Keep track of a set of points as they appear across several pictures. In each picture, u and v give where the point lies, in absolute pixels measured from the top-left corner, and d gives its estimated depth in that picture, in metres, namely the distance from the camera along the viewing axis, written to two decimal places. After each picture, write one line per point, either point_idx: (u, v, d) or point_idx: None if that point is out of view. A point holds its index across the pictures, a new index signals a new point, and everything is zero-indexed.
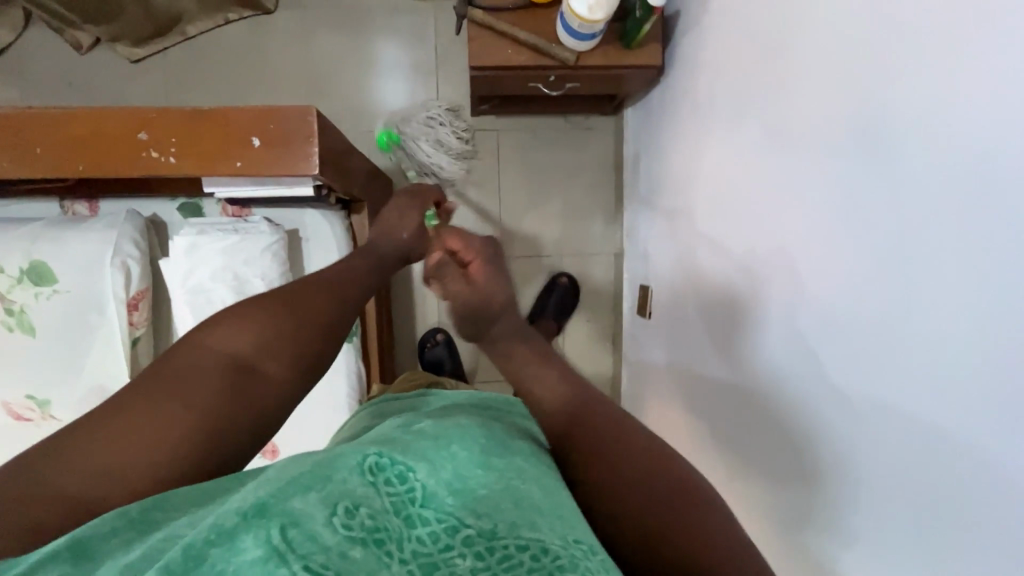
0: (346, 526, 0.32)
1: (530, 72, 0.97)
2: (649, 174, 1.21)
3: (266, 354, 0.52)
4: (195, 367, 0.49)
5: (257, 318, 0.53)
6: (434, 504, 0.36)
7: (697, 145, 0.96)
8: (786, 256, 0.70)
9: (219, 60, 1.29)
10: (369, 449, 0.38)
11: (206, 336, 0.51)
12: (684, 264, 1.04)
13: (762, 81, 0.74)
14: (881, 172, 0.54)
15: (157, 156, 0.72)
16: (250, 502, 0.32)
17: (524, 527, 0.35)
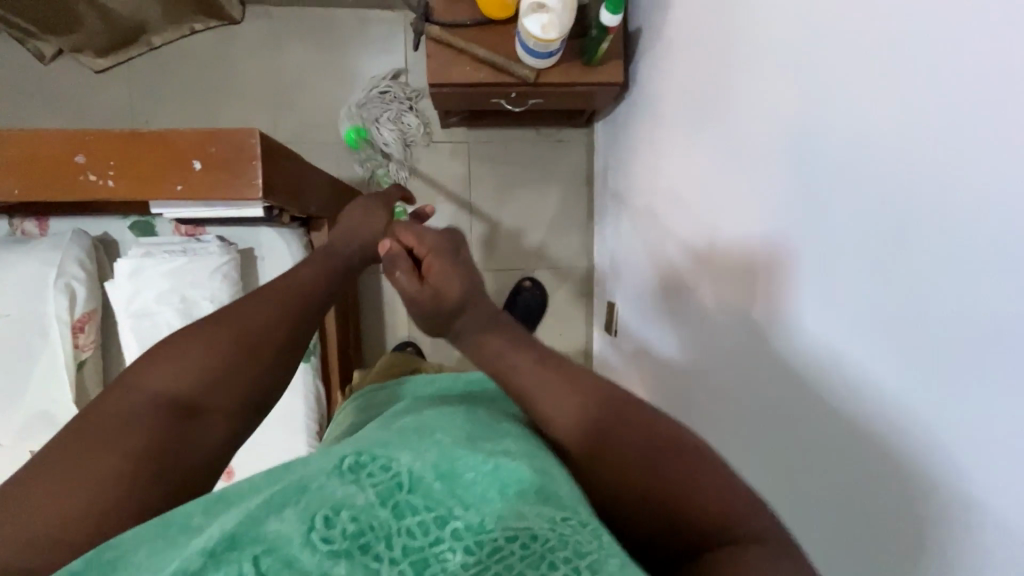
0: (325, 540, 0.30)
1: (491, 89, 0.96)
2: (616, 190, 1.19)
3: (210, 393, 0.43)
4: (121, 417, 0.40)
5: (194, 352, 0.44)
6: (421, 490, 0.35)
7: (658, 164, 0.95)
8: (741, 286, 0.69)
9: (185, 70, 1.27)
10: (346, 453, 0.38)
11: (135, 377, 0.42)
12: (647, 284, 1.02)
13: (716, 105, 0.73)
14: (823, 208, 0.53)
15: (95, 180, 0.71)
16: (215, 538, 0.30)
17: (511, 518, 0.33)
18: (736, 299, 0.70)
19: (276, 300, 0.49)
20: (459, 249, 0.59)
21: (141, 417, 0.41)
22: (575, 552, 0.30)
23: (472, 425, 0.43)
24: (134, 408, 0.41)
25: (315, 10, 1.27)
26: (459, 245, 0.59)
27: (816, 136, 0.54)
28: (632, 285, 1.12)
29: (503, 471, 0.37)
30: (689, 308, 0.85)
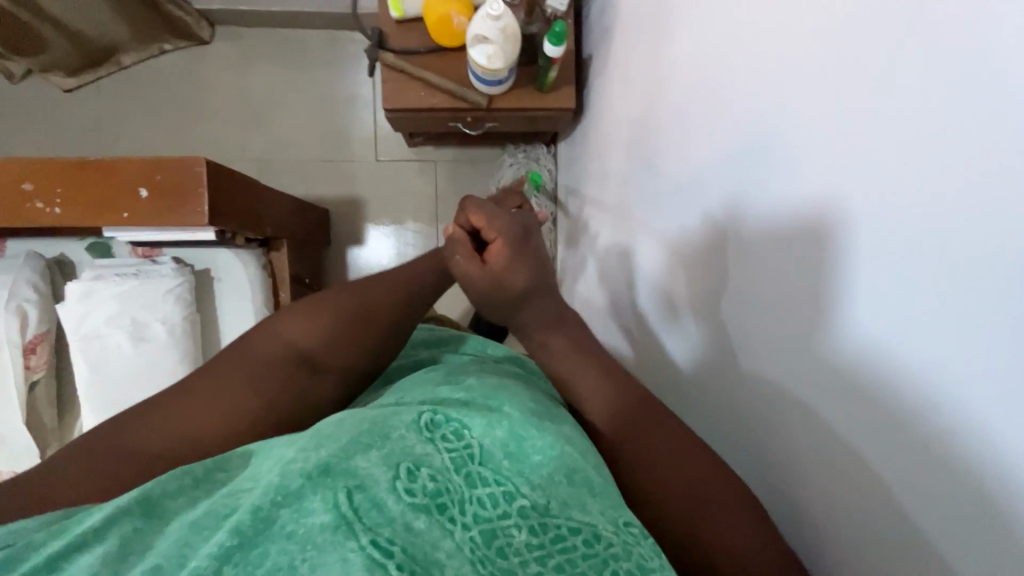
0: (409, 494, 0.38)
1: (445, 113, 0.97)
2: (576, 209, 1.21)
3: (333, 349, 0.58)
4: (269, 354, 0.56)
5: (327, 314, 0.58)
6: (490, 466, 0.42)
7: (608, 188, 0.96)
8: (675, 319, 0.70)
9: (155, 89, 1.29)
10: (424, 409, 0.46)
11: (284, 325, 0.58)
12: (603, 304, 1.04)
13: (653, 134, 0.75)
14: (733, 248, 0.55)
15: (41, 207, 0.72)
16: (315, 463, 0.38)
17: (574, 508, 0.40)
18: (671, 326, 0.71)
19: (388, 282, 0.62)
20: (530, 238, 0.53)
21: (278, 360, 0.56)
22: (632, 559, 0.37)
23: (534, 400, 0.50)
24: (278, 350, 0.57)
25: (283, 31, 1.30)
26: (530, 233, 0.53)
27: (731, 174, 0.55)
28: (590, 307, 1.12)
29: (569, 457, 0.44)
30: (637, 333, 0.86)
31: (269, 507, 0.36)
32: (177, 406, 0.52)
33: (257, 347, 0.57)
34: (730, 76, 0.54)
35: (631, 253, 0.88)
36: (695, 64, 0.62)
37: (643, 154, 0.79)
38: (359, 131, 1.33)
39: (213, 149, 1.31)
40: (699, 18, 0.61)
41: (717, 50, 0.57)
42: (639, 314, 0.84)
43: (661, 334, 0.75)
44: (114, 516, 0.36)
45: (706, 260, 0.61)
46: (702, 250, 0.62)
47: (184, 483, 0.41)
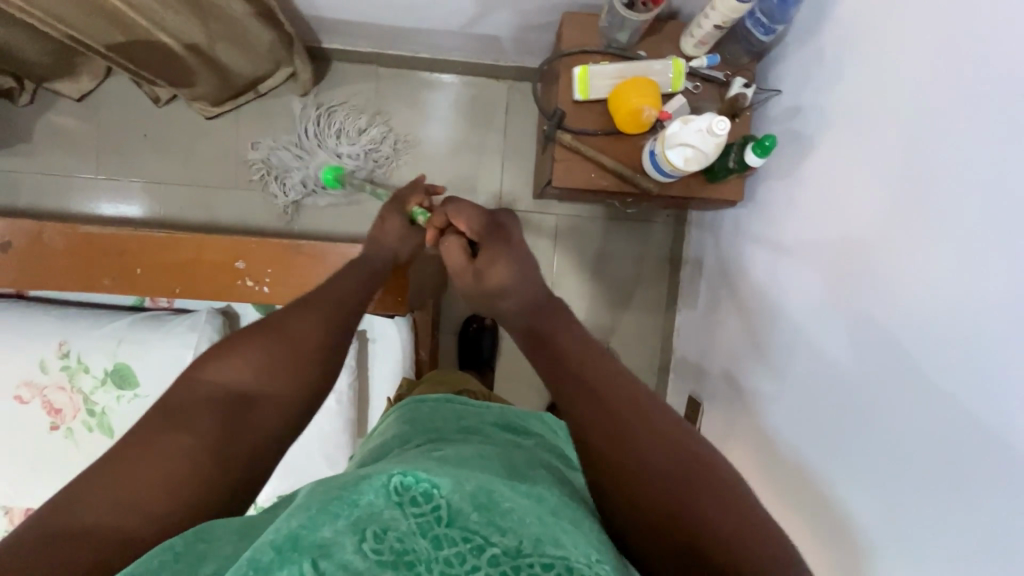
0: (377, 549, 0.42)
1: (610, 194, 0.97)
2: (709, 286, 1.20)
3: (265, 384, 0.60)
4: (197, 400, 0.57)
5: (253, 352, 0.61)
6: (459, 523, 0.46)
7: (773, 287, 0.94)
8: (875, 466, 0.68)
9: (288, 122, 1.30)
10: (393, 472, 0.48)
11: (200, 374, 0.59)
12: (740, 396, 1.02)
13: (858, 264, 0.74)
14: (984, 439, 0.55)
15: (251, 285, 0.73)
16: (282, 535, 0.41)
17: (545, 547, 0.45)
18: (862, 473, 0.70)
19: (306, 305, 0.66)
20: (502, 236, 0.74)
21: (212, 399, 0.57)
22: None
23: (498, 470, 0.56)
24: (211, 391, 0.58)
25: (419, 73, 1.30)
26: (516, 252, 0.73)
27: (987, 368, 0.55)
28: (721, 397, 1.10)
29: (537, 510, 0.50)
30: (793, 449, 0.85)
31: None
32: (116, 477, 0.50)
33: (178, 397, 0.57)
34: (1000, 284, 0.55)
35: (791, 364, 0.87)
36: (946, 236, 0.61)
37: (836, 284, 0.78)
38: (488, 178, 1.33)
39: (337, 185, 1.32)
40: (963, 194, 0.60)
41: (982, 248, 0.57)
42: (805, 434, 0.82)
43: (843, 467, 0.74)
44: None
45: (925, 427, 0.62)
46: (926, 433, 0.62)
47: (166, 557, 0.43)
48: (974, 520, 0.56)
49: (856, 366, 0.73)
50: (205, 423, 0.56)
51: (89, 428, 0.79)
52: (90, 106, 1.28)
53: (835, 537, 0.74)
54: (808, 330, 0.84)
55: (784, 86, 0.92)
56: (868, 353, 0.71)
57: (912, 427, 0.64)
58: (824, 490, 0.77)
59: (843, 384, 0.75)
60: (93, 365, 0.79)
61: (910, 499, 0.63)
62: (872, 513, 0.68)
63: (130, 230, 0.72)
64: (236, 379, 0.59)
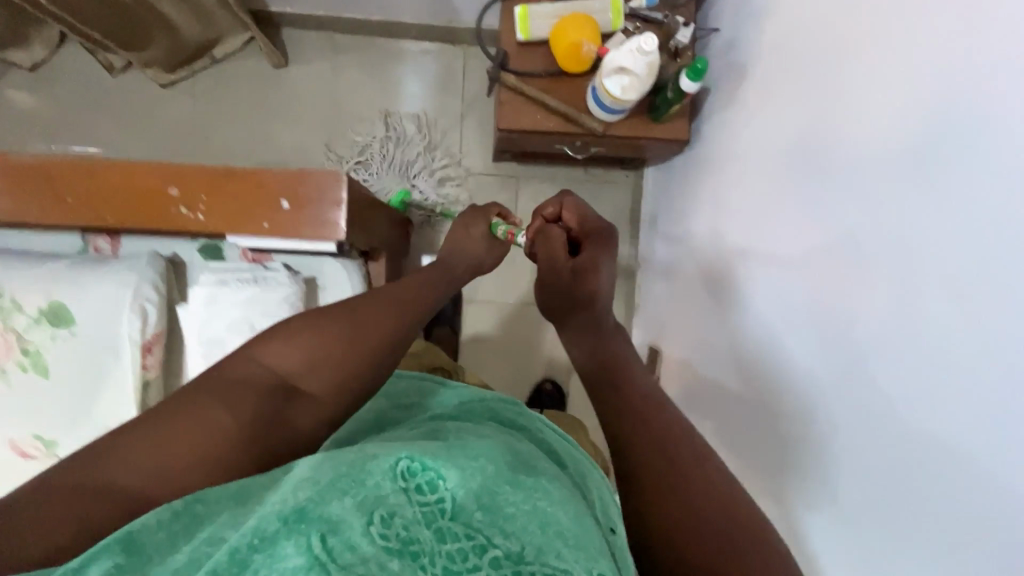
0: (382, 535, 0.38)
1: (557, 137, 0.98)
2: (664, 236, 1.21)
3: (312, 380, 0.55)
4: (245, 380, 0.53)
5: (311, 334, 0.57)
6: (463, 518, 0.42)
7: (716, 218, 0.95)
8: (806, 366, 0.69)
9: (245, 88, 1.30)
10: (400, 455, 0.44)
11: (257, 353, 0.55)
12: (693, 334, 1.02)
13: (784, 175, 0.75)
14: (884, 313, 0.55)
15: (186, 213, 0.72)
16: (290, 507, 0.38)
17: (550, 555, 0.40)
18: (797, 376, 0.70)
19: (364, 303, 0.61)
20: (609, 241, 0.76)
21: (258, 384, 0.53)
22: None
23: (503, 457, 0.49)
24: (257, 374, 0.54)
25: (378, 39, 1.31)
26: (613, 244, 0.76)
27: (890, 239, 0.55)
28: (677, 341, 1.10)
29: (544, 512, 0.44)
30: (739, 372, 0.85)
31: (245, 551, 0.36)
32: (138, 442, 0.47)
33: (229, 371, 0.54)
34: (895, 153, 0.55)
35: (734, 288, 0.88)
36: (853, 128, 0.62)
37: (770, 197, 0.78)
38: (447, 143, 1.34)
39: (298, 153, 1.32)
40: (866, 79, 0.60)
41: (887, 128, 0.57)
42: (749, 354, 0.82)
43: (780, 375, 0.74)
44: (96, 553, 0.36)
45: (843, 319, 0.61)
46: (837, 321, 0.61)
47: (163, 516, 0.40)
48: (875, 389, 0.55)
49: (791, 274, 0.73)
50: (247, 406, 0.51)
51: (24, 369, 0.77)
52: (42, 76, 1.27)
53: (776, 457, 0.73)
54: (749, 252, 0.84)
55: (722, 24, 0.94)
56: (792, 259, 0.71)
57: (830, 323, 0.63)
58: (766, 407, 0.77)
59: (778, 296, 0.75)
60: (27, 305, 0.78)
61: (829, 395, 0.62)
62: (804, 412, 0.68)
63: (59, 156, 0.71)
64: (289, 367, 0.55)
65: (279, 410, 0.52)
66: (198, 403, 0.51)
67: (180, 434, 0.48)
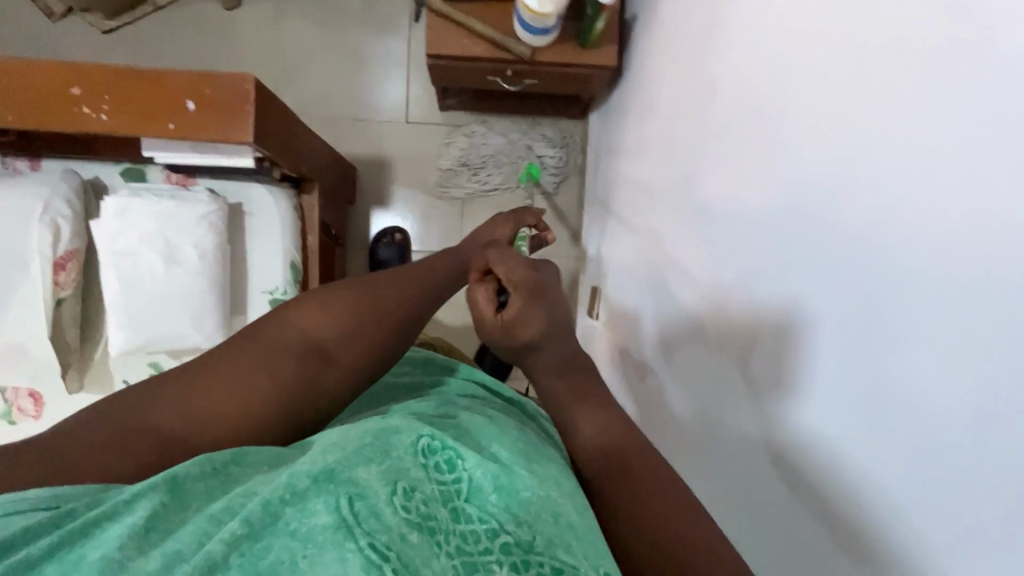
0: (404, 508, 0.36)
1: (488, 65, 0.98)
2: (603, 176, 1.21)
3: (341, 346, 0.55)
4: (282, 344, 0.54)
5: (343, 307, 0.57)
6: (477, 501, 0.40)
7: (639, 139, 0.96)
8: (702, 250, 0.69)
9: (188, 35, 1.30)
10: (423, 431, 0.43)
11: (293, 316, 0.56)
12: (625, 260, 1.02)
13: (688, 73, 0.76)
14: (765, 170, 0.55)
15: (88, 113, 0.71)
16: (320, 467, 0.37)
17: (561, 548, 0.37)
18: (696, 263, 0.70)
19: (395, 278, 0.61)
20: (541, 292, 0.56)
21: (293, 348, 0.54)
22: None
23: (524, 438, 0.47)
24: (291, 342, 0.54)
25: None
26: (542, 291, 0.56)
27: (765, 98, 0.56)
28: (613, 274, 1.10)
29: (554, 502, 0.40)
30: (657, 282, 0.85)
31: (276, 503, 0.36)
32: (177, 390, 0.50)
33: (269, 336, 0.54)
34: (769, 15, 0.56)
35: (653, 200, 0.88)
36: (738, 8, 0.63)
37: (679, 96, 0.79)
38: (390, 92, 1.34)
39: None
40: None
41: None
42: (664, 261, 0.82)
43: (684, 267, 0.74)
44: (140, 493, 0.37)
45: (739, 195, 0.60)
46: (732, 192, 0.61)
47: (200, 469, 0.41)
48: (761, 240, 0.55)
49: (692, 167, 0.73)
50: (283, 369, 0.52)
51: None
52: None
53: (682, 350, 0.74)
54: (663, 159, 0.85)
55: None
56: (699, 152, 0.71)
57: (724, 204, 0.63)
58: (675, 306, 0.77)
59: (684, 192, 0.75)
60: None
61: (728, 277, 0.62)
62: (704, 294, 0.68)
63: None
64: (320, 332, 0.55)
65: (310, 376, 0.53)
66: (236, 361, 0.52)
67: (216, 388, 0.50)
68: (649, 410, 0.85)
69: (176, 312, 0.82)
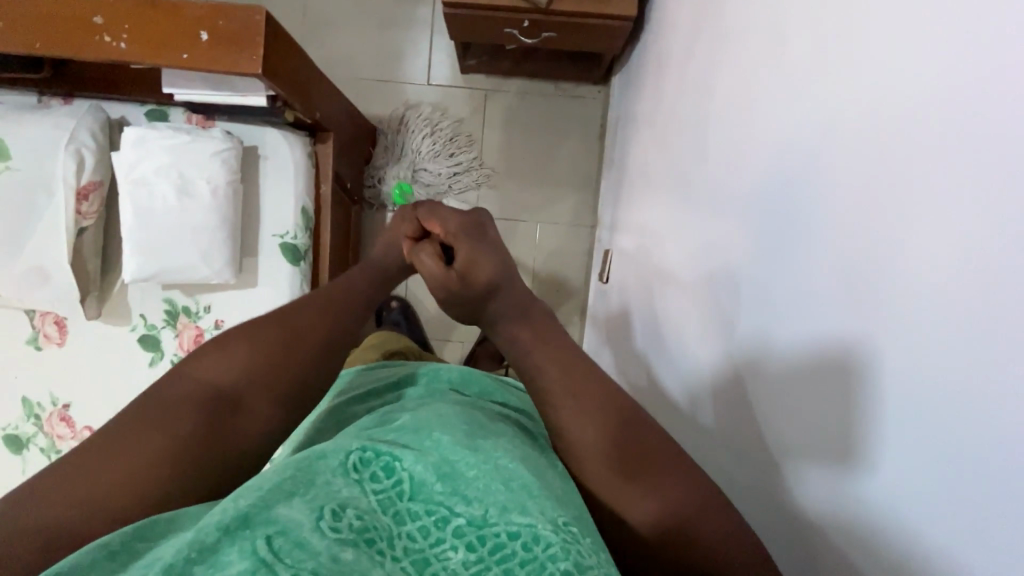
0: (334, 528, 0.31)
1: (503, 15, 0.97)
2: (622, 137, 1.18)
3: (259, 388, 0.45)
4: (185, 401, 0.44)
5: (258, 346, 0.47)
6: (421, 496, 0.35)
7: (661, 87, 0.94)
8: (709, 183, 0.66)
9: None
10: (350, 447, 0.37)
11: (197, 364, 0.46)
12: (637, 213, 1.00)
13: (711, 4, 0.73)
14: (772, 83, 0.52)
15: (109, 41, 0.73)
16: (231, 512, 0.32)
17: (514, 511, 0.34)
18: (704, 198, 0.68)
19: (326, 305, 0.51)
20: (484, 230, 0.57)
21: (201, 403, 0.44)
22: (574, 564, 0.32)
23: (466, 421, 0.43)
24: (190, 396, 0.44)
25: None
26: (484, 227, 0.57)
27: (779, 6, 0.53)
28: (625, 234, 1.08)
29: (502, 470, 0.38)
30: (667, 227, 0.82)
31: (182, 564, 0.29)
32: (60, 481, 0.38)
33: (161, 393, 0.44)
34: None
35: (669, 146, 0.85)
36: None
37: (701, 32, 0.77)
38: (412, 54, 1.34)
39: None
40: None
41: None
42: (674, 206, 0.80)
43: (692, 205, 0.72)
44: None
45: (750, 123, 0.56)
46: (743, 114, 0.59)
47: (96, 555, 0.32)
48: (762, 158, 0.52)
49: (707, 99, 0.71)
50: (195, 422, 0.43)
51: None
52: None
53: (685, 290, 0.71)
54: (681, 101, 0.82)
55: None
56: (714, 82, 0.69)
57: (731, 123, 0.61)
58: (680, 248, 0.75)
59: (698, 127, 0.72)
60: None
61: (733, 212, 0.58)
62: (708, 228, 0.65)
63: None
64: (232, 377, 0.45)
65: (219, 427, 0.43)
66: (128, 431, 0.41)
67: (107, 465, 0.39)
68: (653, 366, 0.82)
69: (185, 243, 0.85)
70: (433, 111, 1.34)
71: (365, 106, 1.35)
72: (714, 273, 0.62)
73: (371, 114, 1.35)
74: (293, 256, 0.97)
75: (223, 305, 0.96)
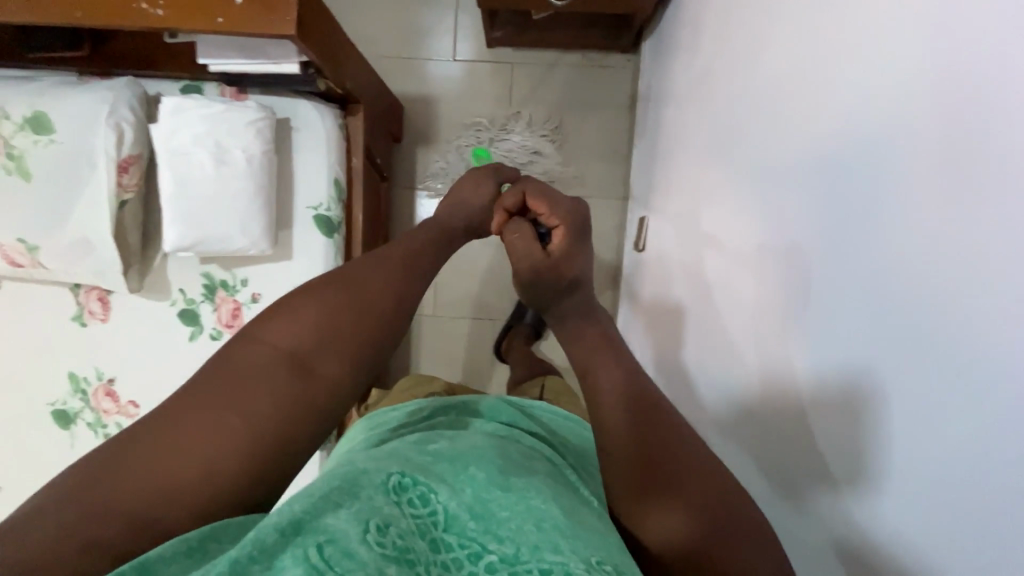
0: (379, 543, 0.30)
1: None
2: (656, 102, 1.14)
3: (326, 356, 0.45)
4: (254, 368, 0.43)
5: (323, 313, 0.46)
6: (456, 529, 0.34)
7: (697, 37, 0.91)
8: (758, 117, 0.63)
9: None
10: (391, 469, 0.37)
11: (264, 331, 0.45)
12: (673, 171, 0.97)
13: None
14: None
15: (146, 9, 0.74)
16: (286, 516, 0.30)
17: (547, 550, 0.33)
18: (750, 133, 0.65)
19: (386, 271, 0.50)
20: None
21: (272, 369, 0.43)
22: None
23: (503, 457, 0.42)
24: (261, 362, 0.43)
25: None
26: None
27: None
28: (660, 197, 1.05)
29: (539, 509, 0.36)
30: (709, 175, 0.79)
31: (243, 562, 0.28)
32: (138, 458, 0.38)
33: (220, 369, 0.43)
34: None
35: (707, 94, 0.82)
36: None
37: None
38: (437, 30, 1.33)
39: None
40: None
41: None
42: (715, 152, 0.77)
43: (737, 145, 0.69)
44: None
45: (808, 41, 0.53)
46: (797, 34, 0.55)
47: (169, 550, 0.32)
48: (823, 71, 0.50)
49: (750, 32, 0.68)
50: (267, 387, 0.42)
51: (8, 170, 0.85)
52: None
53: (733, 232, 0.68)
54: (719, 43, 0.79)
55: None
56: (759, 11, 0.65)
57: (783, 46, 0.58)
58: (723, 191, 0.72)
59: (742, 63, 0.69)
60: (13, 112, 0.84)
61: (786, 143, 0.55)
62: (758, 162, 0.62)
63: None
64: (299, 344, 0.45)
65: (293, 393, 0.43)
66: (197, 404, 0.41)
67: (181, 442, 0.39)
68: (697, 321, 0.79)
69: (223, 213, 0.85)
70: (462, 91, 1.34)
71: (393, 86, 1.34)
72: (767, 205, 0.59)
73: (400, 94, 1.34)
74: (327, 228, 0.97)
75: (260, 278, 0.97)
